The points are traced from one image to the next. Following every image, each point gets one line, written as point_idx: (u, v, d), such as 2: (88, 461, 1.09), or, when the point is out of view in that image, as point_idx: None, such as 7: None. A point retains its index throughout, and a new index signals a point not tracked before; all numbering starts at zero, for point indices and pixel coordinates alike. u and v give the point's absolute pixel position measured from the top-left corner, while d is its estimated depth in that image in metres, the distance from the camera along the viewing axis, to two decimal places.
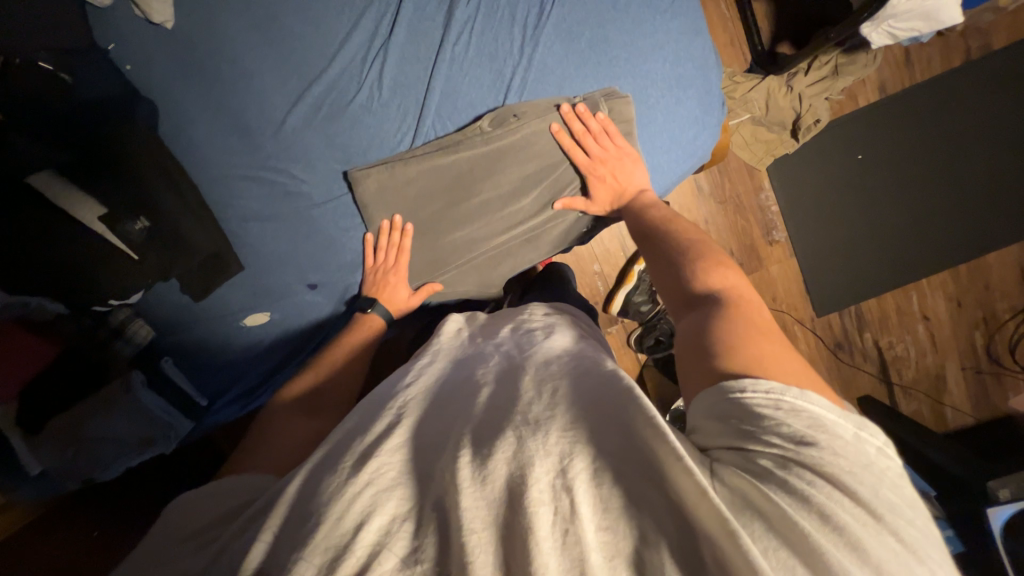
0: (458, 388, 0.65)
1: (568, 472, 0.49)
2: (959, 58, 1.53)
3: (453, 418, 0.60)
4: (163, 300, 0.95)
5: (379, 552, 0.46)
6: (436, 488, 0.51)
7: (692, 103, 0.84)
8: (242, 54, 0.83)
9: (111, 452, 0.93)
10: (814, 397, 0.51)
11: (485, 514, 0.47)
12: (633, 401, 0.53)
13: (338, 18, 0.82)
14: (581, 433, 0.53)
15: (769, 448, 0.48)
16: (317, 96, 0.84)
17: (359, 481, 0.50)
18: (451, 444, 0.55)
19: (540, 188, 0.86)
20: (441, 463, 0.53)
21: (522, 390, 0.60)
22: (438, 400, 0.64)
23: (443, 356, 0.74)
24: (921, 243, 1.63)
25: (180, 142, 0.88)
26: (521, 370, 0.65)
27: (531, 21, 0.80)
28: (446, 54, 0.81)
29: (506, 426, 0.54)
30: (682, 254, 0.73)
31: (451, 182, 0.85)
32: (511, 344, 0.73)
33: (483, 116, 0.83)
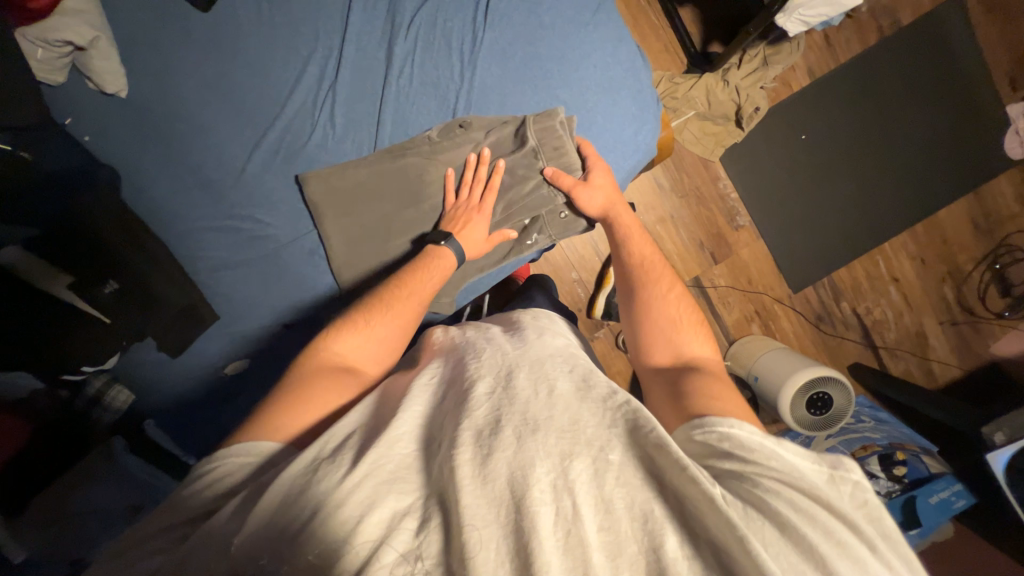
0: (451, 384, 0.65)
1: (568, 473, 0.50)
2: (874, 37, 1.65)
3: (449, 413, 0.59)
4: (140, 361, 0.96)
5: (380, 547, 0.46)
6: (436, 479, 0.52)
7: (628, 102, 0.88)
8: (196, 110, 0.86)
9: (95, 530, 0.87)
10: (791, 447, 0.53)
11: (485, 513, 0.47)
12: (636, 412, 0.55)
13: (285, 67, 0.86)
14: (579, 435, 0.54)
15: (766, 473, 0.50)
16: (274, 141, 0.87)
17: (358, 472, 0.51)
18: (447, 437, 0.55)
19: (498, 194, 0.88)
20: (438, 459, 0.53)
21: (519, 389, 0.60)
22: (436, 400, 0.63)
23: (441, 362, 0.72)
24: (875, 209, 1.70)
25: (144, 201, 0.90)
26: (518, 368, 0.64)
27: (467, 46, 0.84)
28: (391, 87, 0.85)
29: (504, 425, 0.54)
30: (660, 308, 0.77)
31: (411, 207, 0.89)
32: (501, 343, 0.72)
33: (429, 129, 0.87)
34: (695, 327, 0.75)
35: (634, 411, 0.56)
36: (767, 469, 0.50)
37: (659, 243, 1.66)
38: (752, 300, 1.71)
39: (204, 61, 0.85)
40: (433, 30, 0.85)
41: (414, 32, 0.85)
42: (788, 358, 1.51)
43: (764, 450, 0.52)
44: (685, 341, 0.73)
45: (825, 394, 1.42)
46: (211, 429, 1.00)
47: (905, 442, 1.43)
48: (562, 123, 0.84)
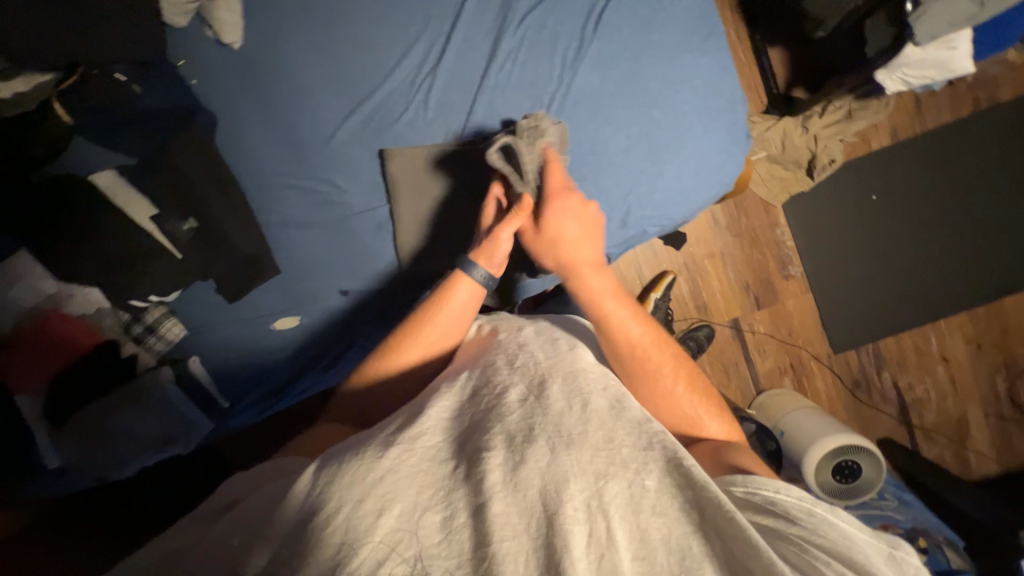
0: (481, 384, 0.63)
1: (603, 494, 0.50)
2: (968, 108, 1.59)
3: (477, 415, 0.59)
4: (197, 302, 0.98)
5: (399, 542, 0.46)
6: (462, 478, 0.52)
7: (719, 133, 0.87)
8: (300, 72, 0.90)
9: (130, 447, 0.95)
10: (842, 514, 0.53)
11: (516, 523, 0.47)
12: (671, 450, 0.55)
13: (392, 44, 0.88)
14: (614, 455, 0.54)
15: (820, 538, 0.49)
16: (366, 113, 0.90)
17: (380, 467, 0.52)
18: (475, 439, 0.55)
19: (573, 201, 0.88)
20: (462, 459, 0.54)
21: (554, 399, 0.59)
22: (466, 397, 0.62)
23: (467, 360, 0.70)
24: (936, 284, 1.64)
25: (231, 149, 0.93)
26: (551, 377, 0.63)
27: (571, 53, 0.85)
28: (489, 79, 0.87)
29: (537, 436, 0.54)
30: (671, 396, 0.71)
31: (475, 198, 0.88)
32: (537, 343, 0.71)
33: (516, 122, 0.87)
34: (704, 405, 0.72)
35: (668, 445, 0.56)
36: (821, 536, 0.49)
37: (703, 279, 1.63)
38: (789, 353, 1.67)
39: (316, 27, 0.89)
40: (541, 32, 0.86)
41: (522, 31, 0.86)
42: (818, 419, 1.46)
43: (816, 515, 0.52)
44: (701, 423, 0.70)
45: (854, 462, 1.37)
46: (249, 377, 1.03)
47: (929, 529, 1.32)
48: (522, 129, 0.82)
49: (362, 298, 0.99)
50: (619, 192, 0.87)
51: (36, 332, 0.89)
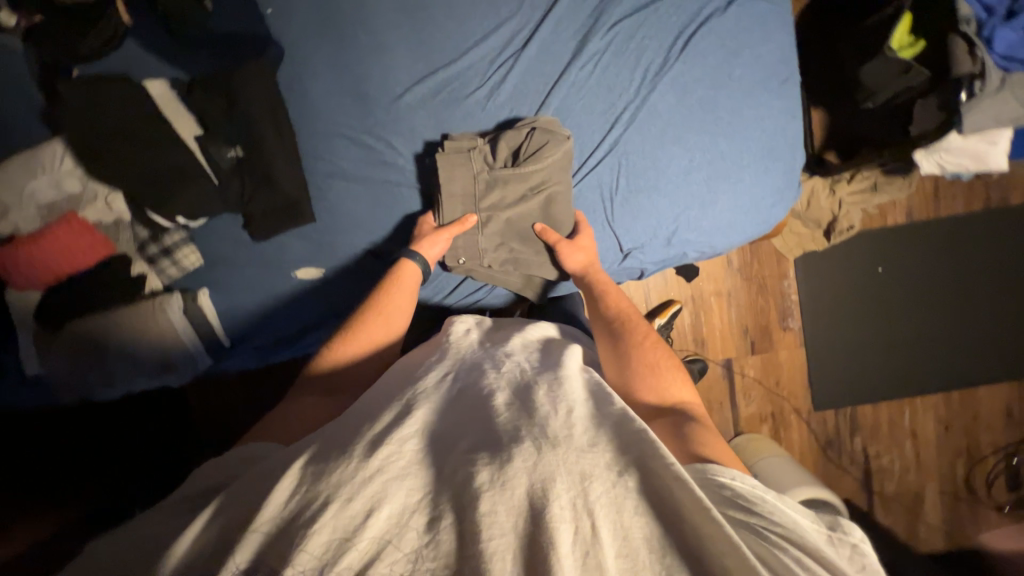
0: (471, 391, 0.60)
1: (588, 493, 0.45)
2: (979, 205, 1.68)
3: (465, 421, 0.55)
4: (219, 234, 0.95)
5: (384, 549, 0.42)
6: (445, 478, 0.48)
7: (777, 175, 0.90)
8: (382, 25, 0.88)
9: (124, 369, 0.91)
10: (790, 502, 0.51)
11: (503, 521, 0.43)
12: (648, 443, 0.50)
13: (479, 20, 0.88)
14: (601, 455, 0.50)
15: (773, 528, 0.47)
16: (439, 81, 0.89)
17: (369, 467, 0.47)
18: (467, 442, 0.52)
19: (628, 212, 0.90)
20: (455, 459, 0.50)
21: (538, 404, 0.56)
22: (454, 402, 0.59)
23: (452, 358, 0.67)
24: (919, 361, 1.72)
25: (293, 87, 0.90)
26: (534, 382, 0.60)
27: (653, 68, 0.87)
28: (569, 75, 0.87)
29: (523, 434, 0.51)
30: (644, 348, 0.74)
31: (500, 184, 0.87)
32: (520, 355, 0.68)
33: (532, 130, 0.85)
34: (673, 372, 0.73)
35: (638, 438, 0.51)
36: (776, 530, 0.47)
37: (706, 314, 1.67)
38: (773, 402, 1.71)
39: None
40: (629, 41, 0.87)
41: (612, 35, 0.87)
42: (790, 469, 1.50)
43: (763, 502, 0.49)
44: (667, 384, 0.70)
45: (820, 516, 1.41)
46: (259, 320, 0.99)
47: None
48: (481, 140, 0.87)
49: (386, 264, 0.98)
50: (671, 211, 0.90)
51: (47, 232, 0.84)
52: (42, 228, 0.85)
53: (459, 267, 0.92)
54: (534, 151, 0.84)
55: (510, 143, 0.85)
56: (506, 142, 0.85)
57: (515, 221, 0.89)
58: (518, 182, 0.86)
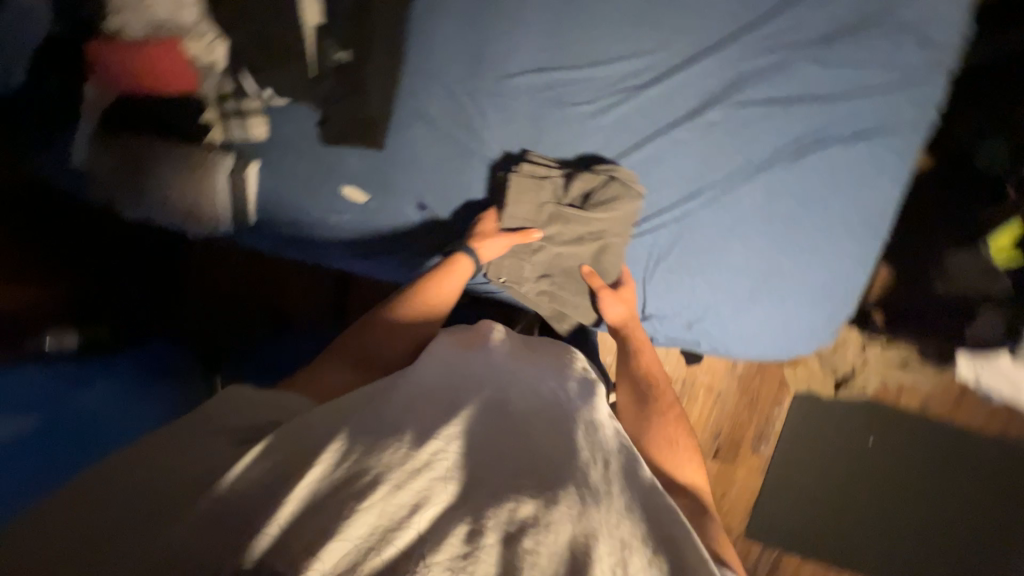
0: (512, 403, 0.57)
1: (627, 565, 0.43)
2: (1006, 436, 1.59)
3: (503, 432, 0.52)
4: (291, 121, 0.97)
5: (423, 546, 0.39)
6: (487, 494, 0.45)
7: (819, 317, 0.87)
8: (526, 4, 0.87)
9: (154, 199, 0.94)
10: None
11: (543, 566, 0.40)
12: (681, 535, 0.48)
13: (617, 41, 0.86)
14: (638, 526, 0.47)
15: None
16: (553, 79, 0.88)
17: (419, 457, 0.45)
18: (510, 462, 0.49)
19: (663, 282, 0.88)
20: (499, 479, 0.46)
21: (578, 444, 0.52)
22: (493, 407, 0.55)
23: (490, 359, 0.65)
24: (870, 552, 1.65)
25: (419, 25, 0.91)
26: (572, 418, 0.57)
27: (757, 161, 0.83)
28: (676, 130, 0.84)
29: (567, 477, 0.48)
30: (673, 425, 0.71)
31: (560, 219, 0.86)
32: (558, 378, 0.65)
33: (610, 174, 0.84)
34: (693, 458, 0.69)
35: (668, 521, 0.49)
36: None
37: (689, 402, 1.65)
38: None
39: None
40: (749, 124, 0.82)
41: (735, 111, 0.82)
42: None
43: None
44: (682, 467, 0.67)
45: None
46: (287, 213, 0.99)
47: None
48: (557, 171, 0.87)
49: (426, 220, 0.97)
50: (707, 299, 0.87)
51: (150, 48, 0.87)
52: (145, 40, 0.87)
53: (498, 282, 0.89)
54: (605, 201, 0.83)
55: (584, 185, 0.84)
56: (580, 184, 0.85)
57: (564, 258, 0.87)
58: (579, 225, 0.85)
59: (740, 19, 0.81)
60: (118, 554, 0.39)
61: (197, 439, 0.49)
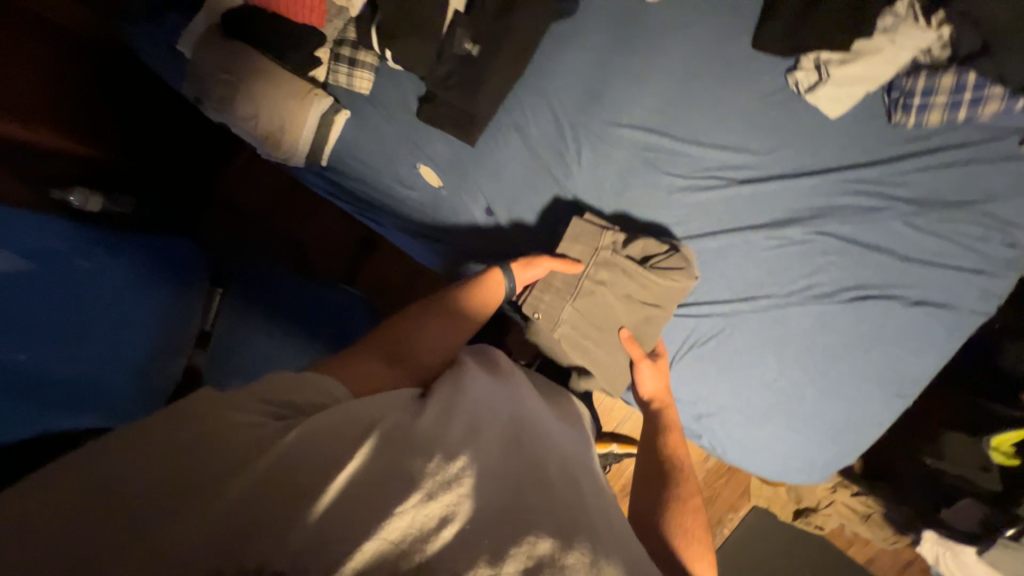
0: (526, 438, 0.57)
1: None
2: None
3: (519, 465, 0.52)
4: (397, 88, 0.97)
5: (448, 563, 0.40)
6: (504, 522, 0.45)
7: (824, 456, 0.88)
8: (659, 68, 0.90)
9: (238, 111, 0.94)
10: None
11: None
12: None
13: (730, 133, 0.88)
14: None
15: None
16: (658, 144, 0.90)
17: (444, 471, 0.46)
18: (527, 496, 0.49)
19: (687, 367, 0.89)
20: (517, 510, 0.47)
21: (586, 496, 0.53)
22: (510, 438, 0.56)
23: (509, 389, 0.66)
24: None
25: (552, 47, 0.93)
26: (581, 470, 0.57)
27: (819, 291, 0.85)
28: (754, 234, 0.86)
29: (578, 524, 0.48)
30: (689, 510, 0.69)
31: (609, 267, 0.85)
32: (566, 428, 0.66)
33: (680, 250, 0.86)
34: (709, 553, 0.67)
35: None
36: None
37: None
38: None
39: (707, 59, 0.88)
40: (824, 255, 0.84)
41: (816, 238, 0.84)
42: None
43: None
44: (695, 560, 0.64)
45: None
46: (360, 170, 1.01)
47: None
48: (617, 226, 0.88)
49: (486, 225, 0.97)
50: (725, 399, 0.88)
51: None
52: None
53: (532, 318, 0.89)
54: (664, 269, 0.84)
55: (646, 247, 0.86)
56: (644, 244, 0.86)
57: (608, 309, 0.87)
58: (632, 282, 0.85)
59: (848, 156, 0.84)
60: (142, 508, 0.38)
61: (243, 406, 0.47)
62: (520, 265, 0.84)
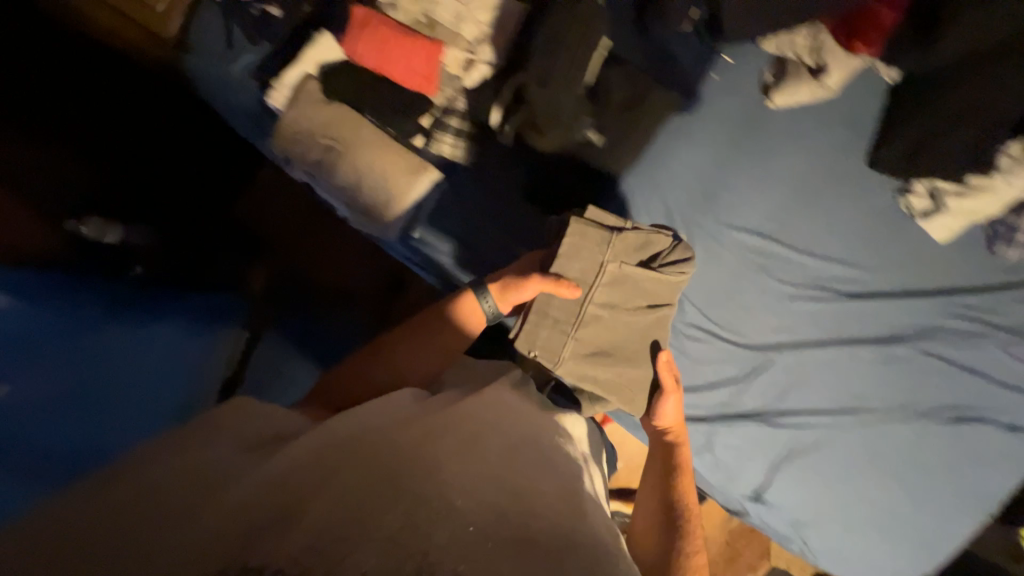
0: (517, 445, 0.56)
1: None
2: None
3: (510, 468, 0.51)
4: (502, 161, 0.90)
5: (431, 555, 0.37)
6: (496, 523, 0.42)
7: (911, 566, 0.90)
8: (772, 173, 0.90)
9: (336, 175, 0.86)
10: None
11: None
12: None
13: (840, 245, 0.89)
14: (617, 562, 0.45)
15: None
16: (768, 248, 0.90)
17: (431, 475, 0.45)
18: (518, 496, 0.47)
19: (784, 475, 0.89)
20: (507, 511, 0.44)
21: (580, 499, 0.52)
22: (499, 441, 0.55)
23: (505, 403, 0.65)
24: None
25: (668, 140, 0.91)
26: (575, 476, 0.56)
27: (918, 407, 0.87)
28: (858, 347, 0.88)
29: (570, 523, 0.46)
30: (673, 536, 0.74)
31: (623, 283, 0.77)
32: (558, 435, 0.65)
33: (778, 357, 0.89)
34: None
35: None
36: None
37: None
38: None
39: (819, 172, 0.90)
40: (924, 374, 0.87)
41: (917, 355, 0.87)
42: None
43: None
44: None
45: None
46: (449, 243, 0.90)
47: None
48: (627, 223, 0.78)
49: (472, 181, 0.91)
50: (820, 507, 0.89)
51: (410, 38, 0.83)
52: (408, 30, 0.83)
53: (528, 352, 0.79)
54: (675, 265, 0.78)
55: (650, 245, 0.78)
56: (647, 238, 0.78)
57: (625, 327, 0.79)
58: (637, 284, 0.78)
59: (951, 281, 0.87)
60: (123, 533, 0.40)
61: (233, 441, 0.52)
62: (501, 290, 0.76)
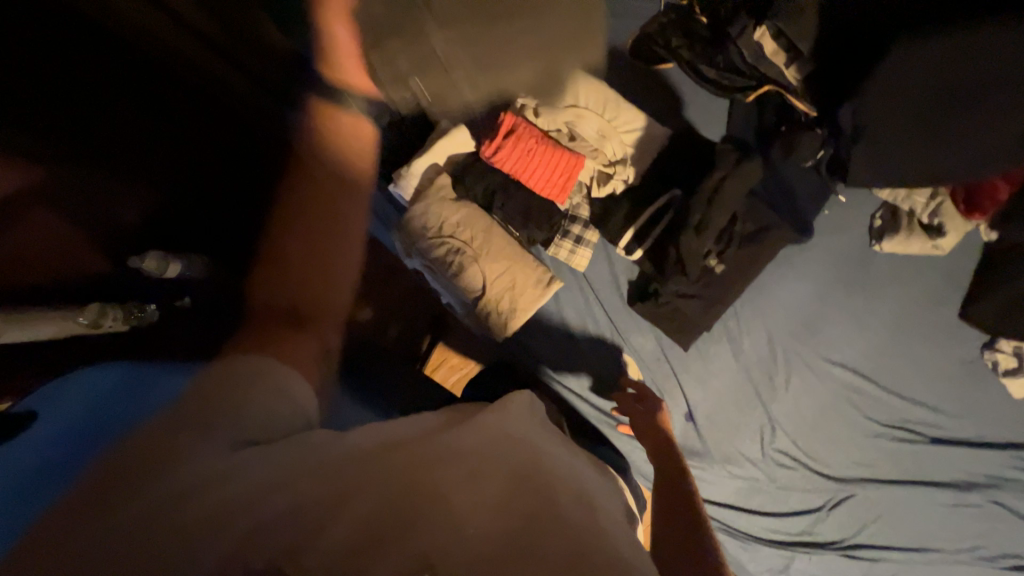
0: (515, 447, 0.51)
1: None
2: None
3: (517, 470, 0.47)
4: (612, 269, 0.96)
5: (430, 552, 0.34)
6: (502, 522, 0.39)
7: None
8: (871, 314, 0.94)
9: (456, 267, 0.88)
10: None
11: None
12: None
13: (926, 390, 0.93)
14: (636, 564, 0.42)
15: None
16: (862, 385, 0.94)
17: (441, 478, 0.42)
18: (524, 497, 0.43)
19: None
20: (513, 510, 0.41)
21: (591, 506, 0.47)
22: (502, 444, 0.50)
23: (506, 417, 0.58)
24: None
25: (775, 269, 0.94)
26: (576, 481, 0.52)
27: (986, 551, 0.92)
28: (936, 490, 0.92)
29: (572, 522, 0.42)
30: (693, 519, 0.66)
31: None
32: (565, 451, 0.61)
33: (858, 493, 0.93)
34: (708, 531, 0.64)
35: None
36: None
37: None
38: None
39: (912, 318, 0.94)
40: (993, 520, 0.92)
41: (989, 503, 0.92)
42: None
43: None
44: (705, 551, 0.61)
45: None
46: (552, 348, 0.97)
47: None
48: None
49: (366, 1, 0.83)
50: None
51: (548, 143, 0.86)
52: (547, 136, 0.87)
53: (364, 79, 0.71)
54: None
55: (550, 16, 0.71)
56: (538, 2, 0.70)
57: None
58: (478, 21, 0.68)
59: None
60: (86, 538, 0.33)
61: (207, 429, 0.42)
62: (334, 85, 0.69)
